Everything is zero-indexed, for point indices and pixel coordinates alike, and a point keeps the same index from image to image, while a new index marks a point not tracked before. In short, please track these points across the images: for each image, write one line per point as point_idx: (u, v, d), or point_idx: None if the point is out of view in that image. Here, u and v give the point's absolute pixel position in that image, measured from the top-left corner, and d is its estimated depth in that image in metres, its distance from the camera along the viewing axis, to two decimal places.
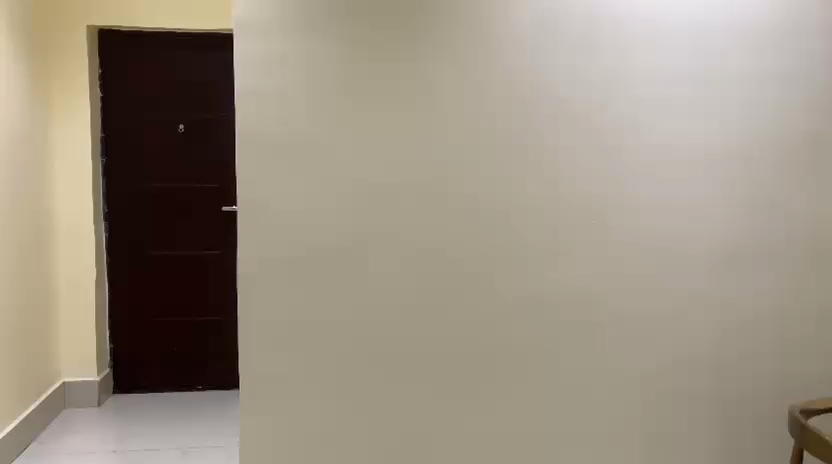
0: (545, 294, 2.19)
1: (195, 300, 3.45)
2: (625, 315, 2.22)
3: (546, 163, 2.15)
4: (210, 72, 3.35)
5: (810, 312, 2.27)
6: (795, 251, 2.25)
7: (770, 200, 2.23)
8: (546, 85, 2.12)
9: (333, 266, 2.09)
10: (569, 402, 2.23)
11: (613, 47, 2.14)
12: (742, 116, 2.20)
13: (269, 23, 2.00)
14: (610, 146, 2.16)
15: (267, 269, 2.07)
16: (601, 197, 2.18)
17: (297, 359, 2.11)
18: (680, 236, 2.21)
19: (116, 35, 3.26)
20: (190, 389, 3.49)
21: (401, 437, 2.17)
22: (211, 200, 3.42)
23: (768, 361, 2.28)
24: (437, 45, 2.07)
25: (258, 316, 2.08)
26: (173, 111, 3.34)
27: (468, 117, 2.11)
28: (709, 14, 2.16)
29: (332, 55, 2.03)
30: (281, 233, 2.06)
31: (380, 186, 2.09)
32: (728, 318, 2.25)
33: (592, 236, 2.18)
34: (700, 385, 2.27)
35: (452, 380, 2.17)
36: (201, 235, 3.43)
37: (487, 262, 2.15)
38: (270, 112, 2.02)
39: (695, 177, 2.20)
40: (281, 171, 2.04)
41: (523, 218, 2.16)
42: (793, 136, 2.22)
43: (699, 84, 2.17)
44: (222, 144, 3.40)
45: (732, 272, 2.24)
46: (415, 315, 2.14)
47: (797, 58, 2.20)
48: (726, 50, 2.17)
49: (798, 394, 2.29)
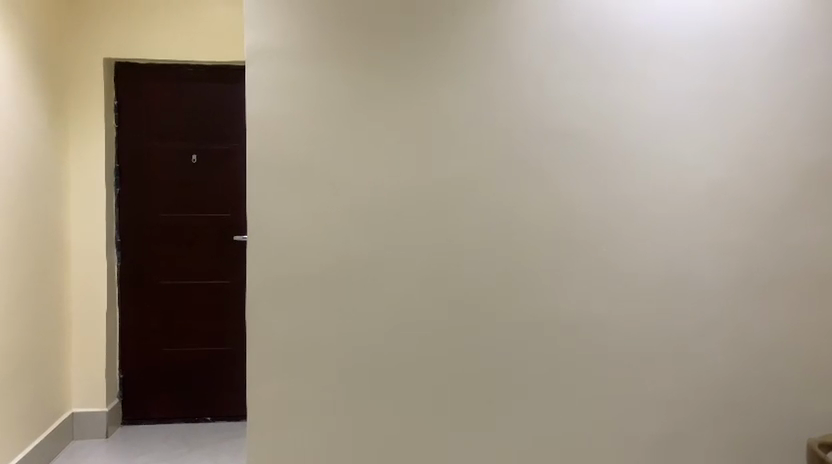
0: (556, 321, 2.16)
1: (204, 330, 3.43)
2: (636, 341, 2.20)
3: (559, 190, 2.14)
4: (223, 102, 3.37)
5: (822, 338, 2.25)
6: (807, 275, 2.24)
7: (780, 224, 2.22)
8: (557, 112, 2.13)
9: (345, 294, 2.08)
10: (585, 433, 2.20)
11: (623, 74, 2.14)
12: (754, 143, 2.20)
13: (279, 50, 2.01)
14: (621, 173, 2.16)
15: (277, 296, 2.06)
16: (613, 225, 2.17)
17: (309, 389, 2.08)
18: (692, 262, 2.20)
19: (131, 67, 3.29)
20: (199, 421, 3.45)
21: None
22: (222, 229, 3.42)
23: (786, 390, 2.25)
24: (449, 73, 2.08)
25: (270, 345, 2.06)
26: (186, 142, 3.37)
27: (481, 144, 2.11)
28: (718, 42, 2.17)
29: (346, 83, 2.04)
30: (289, 258, 2.05)
31: (390, 210, 2.09)
32: (740, 344, 2.23)
33: (606, 265, 2.17)
34: (713, 413, 2.23)
35: (461, 407, 2.14)
36: (212, 265, 3.43)
37: (500, 290, 2.14)
38: (282, 140, 2.03)
39: (706, 202, 2.19)
40: (293, 199, 2.05)
41: (536, 246, 2.15)
42: (804, 160, 2.22)
43: (706, 105, 2.17)
44: (235, 174, 3.40)
45: (743, 298, 2.22)
46: (424, 341, 2.12)
47: (808, 85, 2.21)
48: (736, 77, 2.18)
49: (816, 423, 2.26)
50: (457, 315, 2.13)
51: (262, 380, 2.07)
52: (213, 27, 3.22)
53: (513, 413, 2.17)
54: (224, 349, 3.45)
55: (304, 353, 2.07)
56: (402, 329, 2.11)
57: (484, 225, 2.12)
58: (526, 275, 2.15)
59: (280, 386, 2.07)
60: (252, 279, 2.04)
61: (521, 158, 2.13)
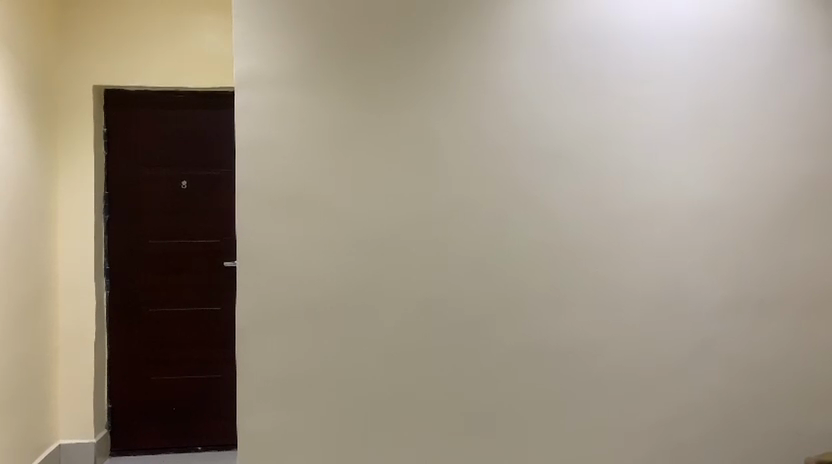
0: (551, 344, 2.15)
1: (195, 358, 3.39)
2: (632, 364, 2.18)
3: (549, 211, 2.14)
4: (214, 128, 3.37)
5: (811, 356, 2.26)
6: (800, 295, 2.25)
7: (771, 244, 2.23)
8: (548, 132, 2.13)
9: (334, 318, 2.05)
10: (579, 456, 2.17)
11: (613, 94, 2.15)
12: (742, 162, 2.21)
13: (268, 74, 2.01)
14: (612, 192, 2.16)
15: (265, 321, 2.03)
16: (605, 245, 2.16)
17: (298, 417, 2.05)
18: (687, 283, 2.20)
19: (121, 93, 3.29)
20: (189, 450, 3.39)
21: None
22: (213, 255, 3.40)
23: (777, 408, 2.25)
24: (439, 96, 2.08)
25: (258, 372, 2.03)
26: (175, 168, 3.35)
27: (471, 167, 2.10)
28: (706, 63, 2.19)
29: (334, 107, 2.04)
30: (281, 285, 2.03)
31: (383, 235, 2.07)
32: (736, 365, 2.22)
33: (598, 285, 2.16)
34: (710, 435, 2.22)
35: (456, 434, 2.11)
36: (203, 292, 3.40)
37: (490, 313, 2.12)
38: (269, 164, 2.02)
39: (700, 222, 2.20)
40: (281, 224, 2.03)
41: (527, 268, 2.13)
42: (791, 179, 2.24)
43: (699, 123, 2.19)
44: (224, 200, 3.39)
45: (734, 317, 2.22)
46: (417, 367, 2.09)
47: (794, 105, 2.24)
48: (724, 96, 2.20)
49: (807, 439, 2.26)
50: (451, 340, 2.10)
51: (254, 409, 2.03)
52: (204, 53, 3.22)
53: (509, 440, 2.14)
54: (215, 376, 3.40)
55: (297, 382, 2.04)
56: (396, 355, 2.08)
57: (478, 249, 2.11)
58: (520, 298, 2.13)
59: (272, 416, 2.04)
60: (244, 306, 2.01)
61: (516, 179, 2.12)
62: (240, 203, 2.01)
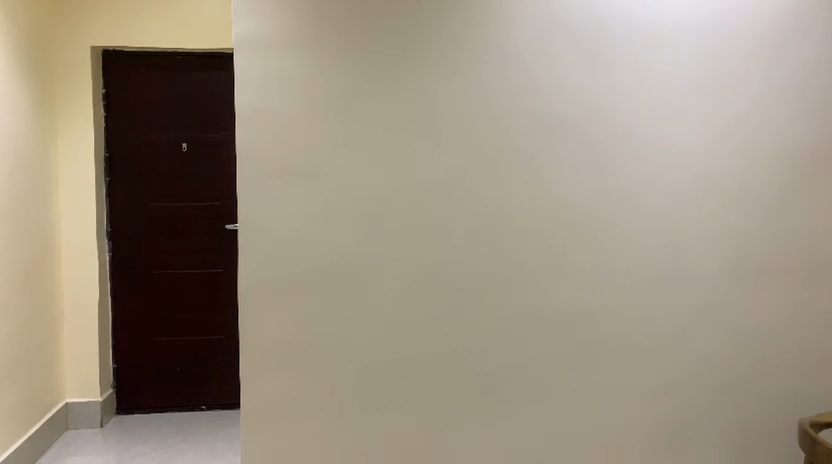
0: (551, 309, 2.17)
1: (198, 320, 3.44)
2: (630, 330, 2.21)
3: (547, 175, 2.14)
4: (214, 91, 3.36)
5: (806, 323, 2.27)
6: (799, 267, 2.26)
7: (768, 211, 2.23)
8: (544, 98, 2.12)
9: (332, 282, 2.08)
10: (574, 418, 2.21)
11: (612, 62, 2.14)
12: (740, 128, 2.20)
13: (266, 37, 2.00)
14: (608, 160, 2.16)
15: (265, 286, 2.05)
16: (602, 210, 2.17)
17: (297, 379, 2.09)
18: (684, 251, 2.21)
19: (119, 55, 3.27)
20: (193, 409, 3.47)
21: (404, 454, 2.15)
22: (214, 218, 3.42)
23: (770, 373, 2.27)
24: (437, 61, 2.07)
25: (258, 334, 2.06)
26: (175, 131, 3.35)
27: (468, 130, 2.10)
28: (708, 29, 2.16)
29: (332, 71, 2.03)
30: (284, 249, 2.05)
31: (382, 202, 2.09)
32: (734, 333, 2.25)
33: (594, 249, 2.18)
34: (705, 401, 2.26)
35: (454, 397, 2.16)
36: (205, 254, 3.43)
37: (488, 278, 2.14)
38: (268, 129, 2.02)
39: (699, 187, 2.20)
40: (280, 190, 2.04)
41: (524, 233, 2.15)
42: (791, 146, 2.23)
43: (701, 92, 2.18)
44: (224, 164, 3.40)
45: (730, 283, 2.23)
46: (414, 330, 2.13)
47: (797, 70, 2.21)
48: (725, 62, 2.18)
49: (800, 405, 2.29)
50: (451, 306, 2.13)
51: (256, 372, 2.07)
52: (201, 16, 3.20)
53: (507, 404, 2.18)
54: (217, 338, 3.46)
55: (298, 346, 2.08)
56: (393, 319, 2.11)
57: (478, 215, 2.13)
58: (519, 265, 2.15)
59: (275, 379, 2.08)
60: (244, 271, 2.04)
61: (517, 147, 2.13)
62: (241, 168, 2.02)
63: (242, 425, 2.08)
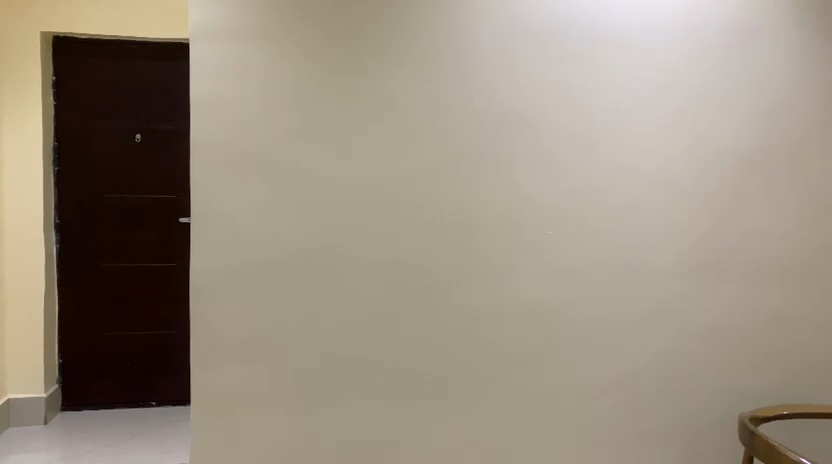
0: (507, 306, 2.20)
1: (150, 314, 3.40)
2: (583, 327, 2.24)
3: (505, 173, 2.17)
4: (169, 81, 3.33)
5: (755, 320, 2.32)
6: (749, 265, 2.30)
7: (717, 212, 2.28)
8: (503, 96, 2.15)
9: (288, 276, 2.07)
10: (526, 413, 2.24)
11: (569, 60, 2.17)
12: (694, 130, 2.25)
13: (223, 27, 1.98)
14: (566, 157, 2.19)
15: (218, 279, 2.03)
16: (558, 208, 2.20)
17: (250, 373, 2.07)
18: (637, 250, 2.25)
19: (71, 42, 3.21)
20: (143, 406, 3.41)
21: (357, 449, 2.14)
22: (167, 211, 3.39)
23: (720, 369, 2.32)
24: (397, 56, 2.08)
25: (211, 327, 2.04)
26: (129, 120, 3.30)
27: (428, 125, 2.11)
28: (663, 32, 2.21)
29: (289, 64, 2.02)
30: (238, 242, 2.03)
31: (339, 196, 2.08)
32: (685, 331, 2.29)
33: (549, 246, 2.21)
34: (658, 399, 2.30)
35: (409, 394, 2.16)
36: (157, 247, 3.39)
37: (444, 274, 2.15)
38: (225, 121, 2.00)
39: (653, 188, 2.24)
40: (236, 182, 2.02)
41: (480, 229, 2.17)
42: (742, 147, 2.28)
43: (657, 92, 2.22)
44: (179, 155, 3.36)
45: (682, 281, 2.28)
46: (369, 325, 2.12)
47: (750, 73, 2.27)
48: (680, 65, 2.23)
49: (748, 401, 2.33)
50: (407, 301, 2.14)
51: (207, 367, 2.05)
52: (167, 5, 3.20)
53: (462, 399, 2.20)
54: (169, 333, 3.41)
55: (251, 339, 2.06)
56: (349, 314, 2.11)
57: (434, 212, 2.14)
58: (476, 263, 2.17)
59: (227, 373, 2.06)
60: (197, 264, 2.02)
61: (476, 144, 2.14)
62: (195, 158, 1.99)
63: (191, 421, 2.06)
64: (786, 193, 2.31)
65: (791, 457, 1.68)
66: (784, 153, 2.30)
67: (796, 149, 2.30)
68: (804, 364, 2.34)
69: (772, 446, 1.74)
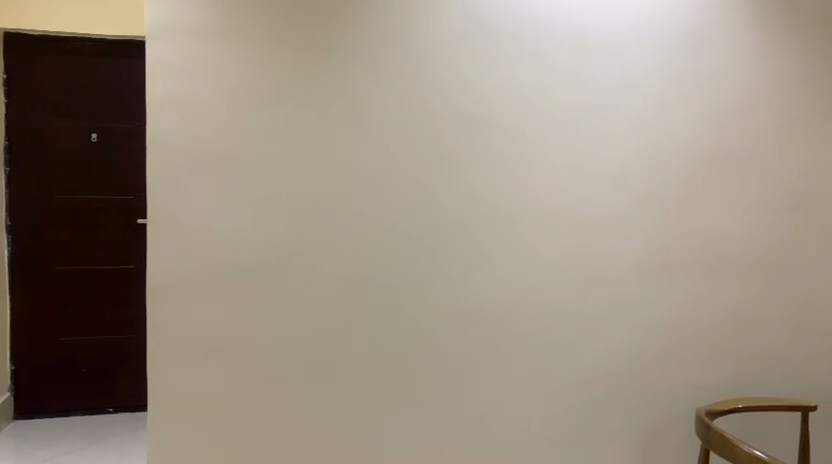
0: (470, 306, 2.21)
1: (106, 318, 3.37)
2: (546, 326, 2.27)
3: (468, 173, 2.18)
4: (125, 81, 3.33)
5: (711, 317, 2.38)
6: (705, 263, 2.36)
7: (674, 211, 2.33)
8: (467, 96, 2.16)
9: (250, 279, 2.05)
10: (490, 413, 2.25)
11: (531, 61, 2.20)
12: (653, 132, 2.30)
13: (183, 25, 1.95)
14: (528, 157, 2.22)
15: (179, 283, 2.00)
16: (518, 208, 2.22)
17: (210, 377, 2.04)
18: (598, 250, 2.28)
19: (24, 39, 3.19)
20: (100, 413, 3.37)
21: (321, 453, 2.13)
22: (124, 212, 3.38)
23: (677, 366, 2.37)
24: (360, 56, 2.08)
25: (170, 332, 2.00)
26: (84, 119, 3.29)
27: (393, 125, 2.11)
28: (623, 34, 2.25)
29: (250, 64, 2.00)
30: (199, 246, 2.01)
31: (303, 198, 2.07)
32: (643, 327, 2.34)
33: (511, 247, 2.22)
34: (617, 396, 2.34)
35: (371, 395, 2.16)
36: (114, 249, 3.37)
37: (409, 275, 2.16)
38: (186, 121, 1.97)
39: (612, 188, 2.28)
40: (195, 183, 1.99)
41: (444, 231, 2.17)
42: (700, 148, 2.33)
43: (617, 90, 2.26)
44: (136, 155, 3.36)
45: (641, 279, 2.32)
46: (333, 328, 2.11)
47: (706, 75, 2.32)
48: (639, 66, 2.27)
49: (703, 397, 2.39)
50: (368, 302, 2.13)
51: (167, 371, 2.01)
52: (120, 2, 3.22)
53: (425, 401, 2.20)
54: (126, 337, 3.39)
55: (212, 344, 2.03)
56: (312, 317, 2.10)
57: (399, 213, 2.14)
58: (438, 264, 2.18)
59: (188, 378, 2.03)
60: (156, 267, 1.98)
61: (442, 142, 2.15)
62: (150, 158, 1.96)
63: (149, 427, 2.02)
64: (741, 192, 2.37)
65: (745, 450, 1.73)
66: (740, 151, 2.36)
67: (749, 149, 2.36)
68: (757, 356, 2.42)
69: (726, 438, 1.79)
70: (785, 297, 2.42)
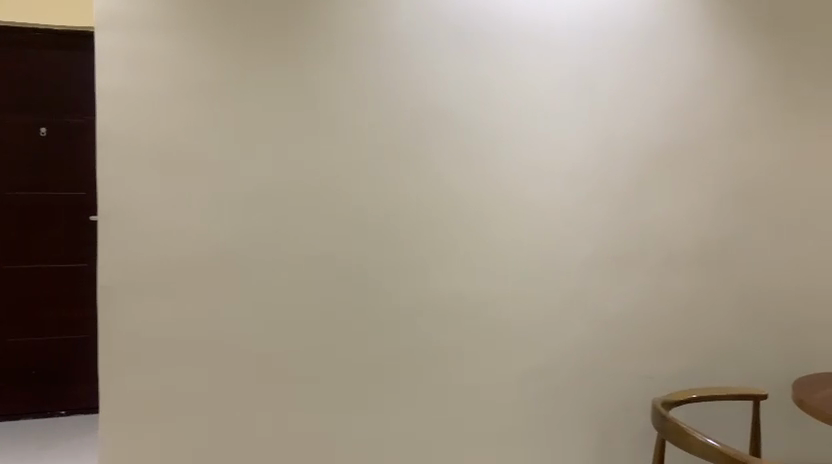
0: (430, 300, 2.21)
1: (57, 318, 3.27)
2: (505, 320, 2.28)
3: (428, 167, 2.18)
4: (73, 72, 3.22)
5: (669, 309, 2.42)
6: (660, 256, 2.39)
7: (630, 205, 2.36)
8: (427, 90, 2.17)
9: (205, 275, 2.04)
10: (449, 407, 2.26)
11: (490, 56, 2.21)
12: (609, 127, 2.32)
13: (131, 15, 1.92)
14: (487, 151, 2.23)
15: (131, 278, 1.98)
16: (477, 202, 2.23)
17: (163, 373, 2.03)
18: (557, 244, 2.31)
19: None
20: (52, 416, 3.28)
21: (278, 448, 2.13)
22: (75, 208, 3.29)
23: (633, 358, 2.40)
24: (317, 51, 2.07)
25: (122, 328, 1.99)
26: (33, 113, 3.19)
27: (354, 119, 2.12)
28: (579, 30, 2.28)
29: (201, 56, 1.98)
30: (152, 241, 1.99)
31: (261, 193, 2.06)
32: (601, 321, 2.37)
33: (471, 241, 2.24)
34: (574, 389, 2.36)
35: (330, 391, 2.16)
36: (65, 247, 3.28)
37: (370, 270, 2.16)
38: (138, 115, 1.95)
39: (570, 183, 2.31)
40: (147, 178, 1.97)
41: (404, 225, 2.18)
42: (655, 143, 2.37)
43: (574, 86, 2.28)
44: (86, 149, 3.28)
45: (599, 272, 2.35)
46: (291, 323, 2.11)
47: (659, 71, 2.36)
48: (595, 62, 2.30)
49: (657, 389, 2.43)
50: (326, 298, 2.13)
51: (119, 369, 2.00)
52: None
53: (385, 395, 2.20)
54: (78, 338, 3.31)
55: (165, 340, 2.02)
56: (269, 312, 2.09)
57: (361, 208, 2.14)
58: (399, 258, 2.18)
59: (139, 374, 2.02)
60: (107, 262, 1.96)
61: (405, 137, 2.16)
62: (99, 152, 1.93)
63: (100, 424, 2.01)
64: (695, 186, 2.41)
65: (701, 440, 1.72)
66: (697, 145, 2.40)
67: (702, 144, 2.40)
68: (713, 348, 2.46)
69: (682, 428, 1.79)
70: (739, 289, 2.46)
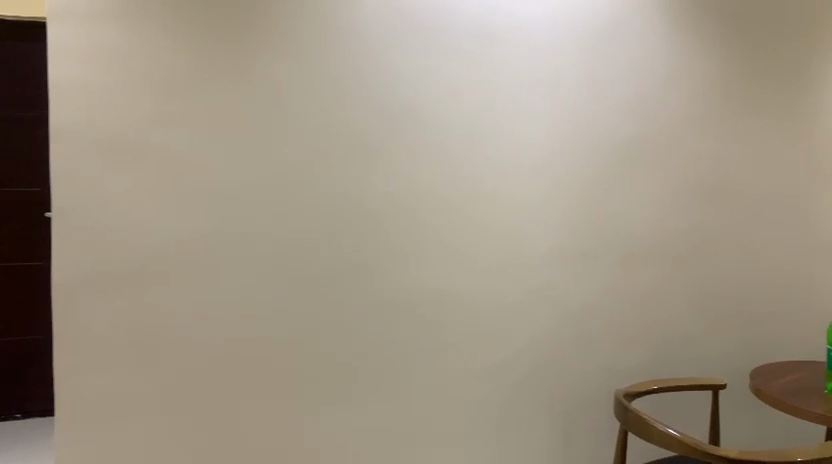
0: (396, 295, 2.20)
1: (10, 318, 3.18)
2: (470, 315, 2.28)
3: (393, 161, 2.17)
4: (23, 65, 3.13)
5: (630, 302, 2.45)
6: (621, 250, 2.42)
7: (593, 199, 2.38)
8: (391, 83, 2.15)
9: (166, 272, 1.99)
10: (416, 402, 2.25)
11: (453, 50, 2.20)
12: (572, 122, 2.34)
13: (85, 6, 1.86)
14: (452, 145, 2.22)
15: (87, 277, 1.91)
16: (442, 196, 2.23)
17: (122, 375, 1.97)
18: (522, 238, 2.31)
19: None
20: (6, 419, 3.19)
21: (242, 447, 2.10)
22: (27, 205, 3.19)
23: (596, 351, 2.43)
24: (279, 44, 2.04)
25: (78, 328, 1.92)
26: None
27: (318, 113, 2.09)
28: (541, 26, 2.29)
29: (160, 49, 1.94)
30: (109, 238, 1.93)
31: (223, 189, 2.02)
32: (565, 314, 2.38)
33: (436, 235, 2.23)
34: (539, 382, 2.38)
35: (294, 389, 2.13)
36: (17, 245, 3.19)
37: (335, 265, 2.14)
38: (93, 108, 1.89)
39: (534, 177, 2.31)
40: (103, 173, 1.91)
41: (369, 219, 2.16)
42: (617, 138, 2.39)
43: (537, 81, 2.29)
44: (38, 144, 3.19)
45: (563, 266, 2.37)
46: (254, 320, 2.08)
47: (621, 67, 2.38)
48: (558, 58, 2.31)
49: (619, 380, 2.47)
50: (289, 294, 2.11)
51: (75, 371, 1.93)
52: None
53: (351, 391, 2.19)
54: (33, 338, 3.22)
55: (124, 340, 1.97)
56: (232, 310, 2.06)
57: (324, 202, 2.11)
58: (364, 253, 2.16)
59: (98, 376, 1.95)
60: (61, 261, 1.89)
61: (369, 130, 2.14)
62: (54, 146, 1.87)
63: (55, 431, 1.93)
64: (656, 181, 2.45)
65: (662, 429, 1.75)
66: (657, 140, 2.44)
67: (662, 140, 2.44)
68: (674, 339, 2.51)
69: (644, 418, 1.82)
70: (697, 281, 2.52)
